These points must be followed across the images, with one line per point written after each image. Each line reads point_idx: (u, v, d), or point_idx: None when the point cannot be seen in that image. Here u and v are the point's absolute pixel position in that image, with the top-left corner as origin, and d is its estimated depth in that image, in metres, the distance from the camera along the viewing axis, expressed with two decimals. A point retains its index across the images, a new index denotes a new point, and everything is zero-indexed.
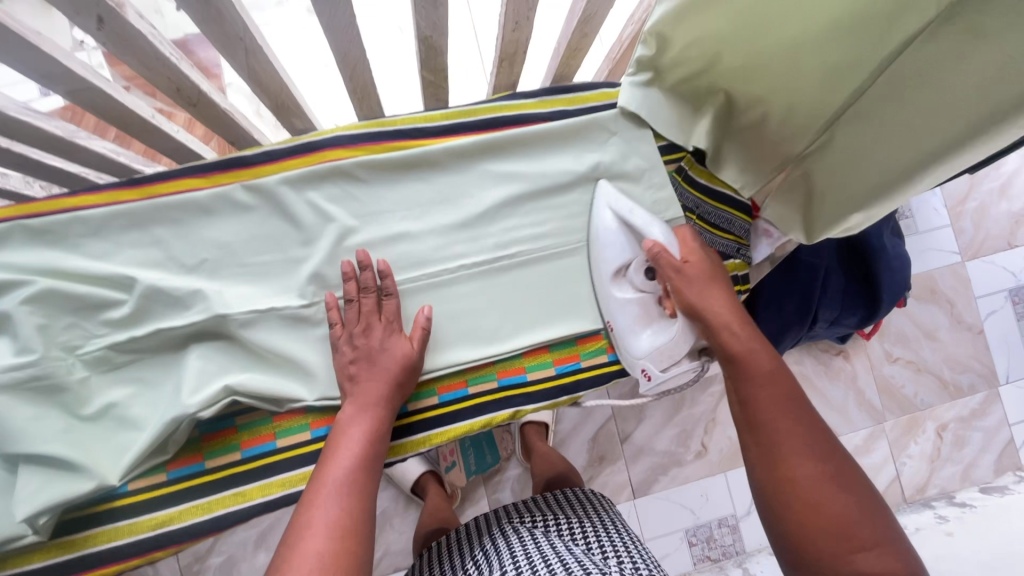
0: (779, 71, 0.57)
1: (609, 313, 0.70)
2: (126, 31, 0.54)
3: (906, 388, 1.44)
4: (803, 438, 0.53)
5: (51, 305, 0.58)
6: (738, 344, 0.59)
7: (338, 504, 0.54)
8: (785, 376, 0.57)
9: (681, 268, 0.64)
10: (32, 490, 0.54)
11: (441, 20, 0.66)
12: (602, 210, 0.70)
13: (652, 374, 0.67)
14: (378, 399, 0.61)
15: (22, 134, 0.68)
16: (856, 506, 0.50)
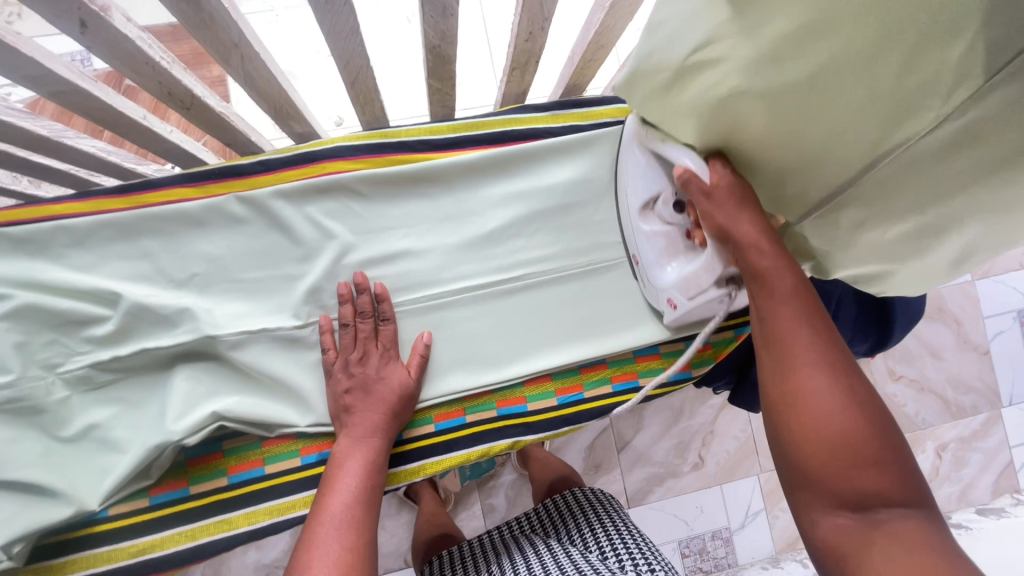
0: (752, 138, 0.44)
1: (638, 244, 0.63)
2: (113, 36, 0.50)
3: (909, 407, 1.42)
4: (819, 354, 0.44)
5: (31, 321, 0.55)
6: (761, 262, 0.47)
7: (340, 539, 0.52)
8: (808, 292, 0.47)
9: (713, 192, 0.47)
10: (8, 516, 0.51)
11: (451, 30, 0.63)
12: (631, 141, 0.60)
13: (678, 303, 0.60)
14: (377, 430, 0.60)
15: (5, 134, 0.65)
16: (868, 432, 0.42)
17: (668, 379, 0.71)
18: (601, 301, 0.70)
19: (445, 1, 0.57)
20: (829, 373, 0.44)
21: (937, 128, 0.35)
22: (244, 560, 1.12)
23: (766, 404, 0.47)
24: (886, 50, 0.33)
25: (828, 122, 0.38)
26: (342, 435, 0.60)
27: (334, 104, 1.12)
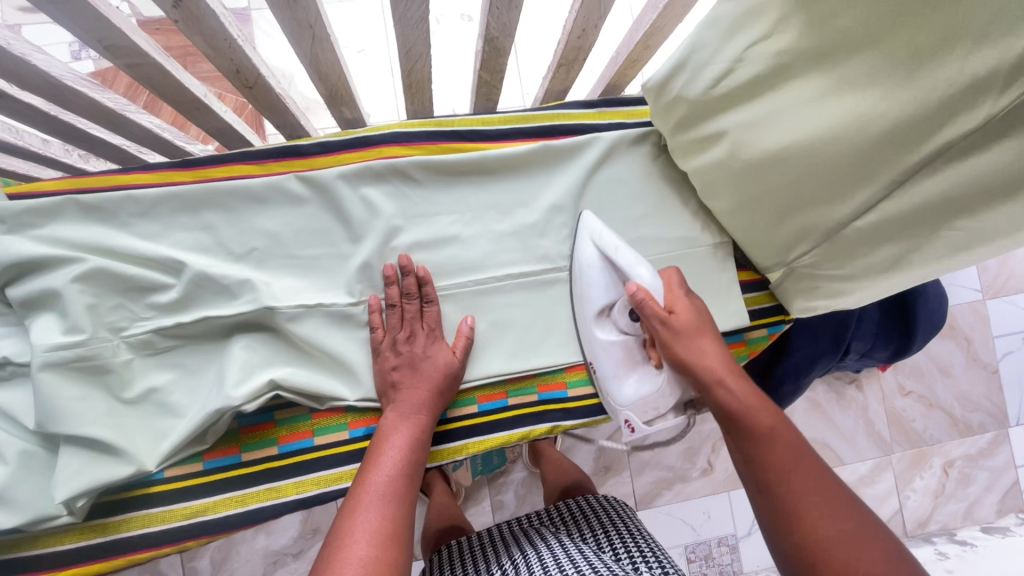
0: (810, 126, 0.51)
1: (592, 355, 0.66)
2: (200, 10, 0.52)
3: (917, 422, 1.43)
4: (814, 495, 0.48)
5: (100, 284, 0.57)
6: (734, 401, 0.54)
7: (380, 510, 0.53)
8: (786, 429, 0.53)
9: (667, 320, 0.58)
10: (71, 471, 0.53)
11: (511, 23, 0.65)
12: (583, 239, 0.66)
13: (636, 427, 0.62)
14: (422, 409, 0.61)
15: (74, 105, 0.67)
16: (881, 556, 0.44)
17: None
18: None
19: None
20: (840, 510, 0.47)
21: (983, 127, 0.41)
22: (254, 547, 1.13)
23: (784, 558, 0.48)
24: (946, 58, 0.40)
25: (874, 119, 0.46)
26: (391, 410, 0.61)
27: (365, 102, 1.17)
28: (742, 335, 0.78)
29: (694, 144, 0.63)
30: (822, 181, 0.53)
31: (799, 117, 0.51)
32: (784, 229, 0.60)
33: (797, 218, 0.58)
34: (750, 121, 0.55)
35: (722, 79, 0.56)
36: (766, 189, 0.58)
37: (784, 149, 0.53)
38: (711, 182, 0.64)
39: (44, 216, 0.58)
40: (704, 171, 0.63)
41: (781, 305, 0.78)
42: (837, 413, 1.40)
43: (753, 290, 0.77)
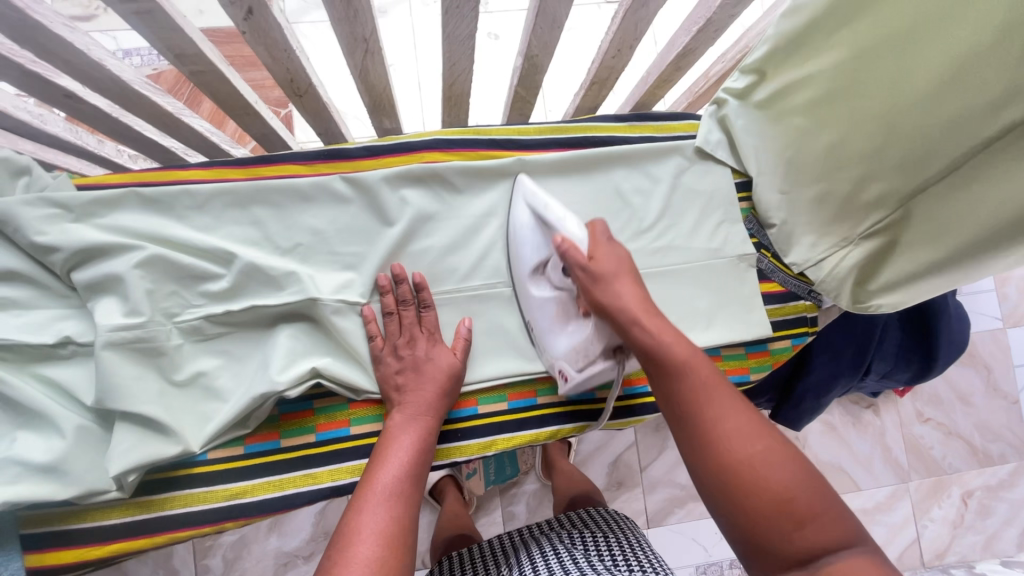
0: (881, 110, 0.62)
1: (531, 313, 0.68)
2: (268, 23, 0.57)
3: (935, 450, 1.42)
4: (727, 419, 0.51)
5: (158, 271, 0.60)
6: (648, 337, 0.55)
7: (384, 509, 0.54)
8: (701, 360, 0.54)
9: (589, 266, 0.57)
10: (125, 447, 0.55)
11: (552, 41, 0.69)
12: (518, 203, 0.68)
13: (568, 376, 0.63)
14: (428, 408, 0.62)
15: (138, 105, 0.71)
16: (788, 476, 0.47)
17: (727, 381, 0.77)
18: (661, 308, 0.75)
19: (556, 13, 0.63)
20: (748, 434, 0.50)
21: None
22: (266, 546, 1.15)
23: (705, 481, 0.51)
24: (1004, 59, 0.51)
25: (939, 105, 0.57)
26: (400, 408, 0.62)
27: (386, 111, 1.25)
28: (766, 345, 0.79)
29: (783, 118, 0.73)
30: (883, 163, 0.63)
31: (870, 105, 0.62)
32: (840, 216, 0.70)
33: (875, 183, 0.65)
34: (825, 107, 0.67)
35: (811, 67, 0.67)
36: (848, 154, 0.66)
37: (858, 129, 0.64)
38: (797, 155, 0.72)
39: (107, 206, 0.62)
40: (794, 136, 0.72)
41: (804, 317, 0.80)
42: (853, 436, 1.39)
43: (775, 302, 0.80)
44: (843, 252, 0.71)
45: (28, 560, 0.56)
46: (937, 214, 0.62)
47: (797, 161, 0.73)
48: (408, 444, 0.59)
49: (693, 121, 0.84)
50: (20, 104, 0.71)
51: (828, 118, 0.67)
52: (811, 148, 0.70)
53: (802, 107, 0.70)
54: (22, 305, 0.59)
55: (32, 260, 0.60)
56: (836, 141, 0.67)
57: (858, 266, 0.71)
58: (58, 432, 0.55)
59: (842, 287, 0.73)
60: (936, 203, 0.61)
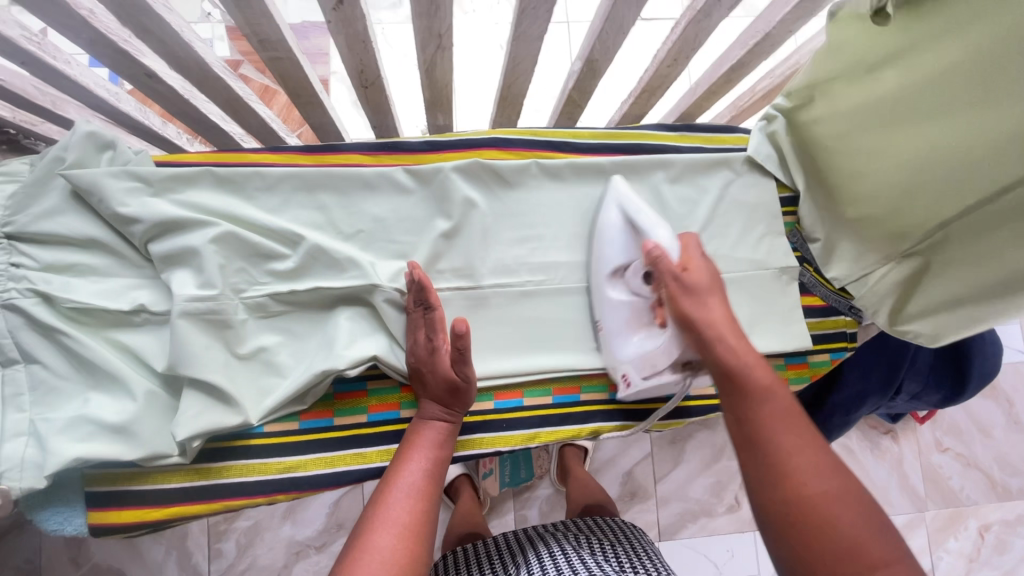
0: (916, 144, 0.64)
1: (600, 314, 0.70)
2: (353, 13, 0.59)
3: (953, 480, 1.41)
4: (804, 456, 0.49)
5: (230, 247, 0.63)
6: (734, 359, 0.54)
7: (403, 504, 0.55)
8: (782, 388, 0.53)
9: (681, 277, 0.59)
10: (193, 414, 0.58)
11: (613, 47, 0.71)
12: (610, 208, 0.71)
13: (631, 382, 0.68)
14: (444, 415, 0.63)
15: (212, 88, 0.75)
16: (860, 520, 0.46)
17: None
18: None
19: (624, 19, 0.66)
20: (825, 472, 0.48)
21: None
22: (280, 534, 1.16)
23: (769, 518, 0.49)
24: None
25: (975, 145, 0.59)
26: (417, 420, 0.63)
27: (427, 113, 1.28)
28: (806, 357, 0.79)
29: (819, 142, 0.75)
30: (916, 195, 0.66)
31: (907, 138, 0.65)
32: (876, 240, 0.73)
33: (911, 214, 0.67)
34: (860, 134, 0.69)
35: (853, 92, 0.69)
36: (883, 182, 0.68)
37: (893, 160, 0.67)
38: (832, 176, 0.75)
39: (183, 182, 0.65)
40: (829, 158, 0.74)
41: (843, 332, 0.81)
42: (870, 461, 1.39)
43: (815, 316, 0.81)
44: (885, 268, 0.73)
45: (89, 517, 0.58)
46: (970, 248, 0.64)
47: (832, 183, 0.75)
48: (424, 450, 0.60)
49: (742, 133, 0.85)
50: (99, 82, 0.75)
51: (863, 147, 0.69)
52: (845, 172, 0.73)
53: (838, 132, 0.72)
54: (100, 272, 0.62)
55: (112, 230, 0.63)
56: (870, 168, 0.69)
57: (897, 289, 0.72)
58: (131, 394, 0.58)
59: (882, 304, 0.75)
60: (970, 237, 0.63)
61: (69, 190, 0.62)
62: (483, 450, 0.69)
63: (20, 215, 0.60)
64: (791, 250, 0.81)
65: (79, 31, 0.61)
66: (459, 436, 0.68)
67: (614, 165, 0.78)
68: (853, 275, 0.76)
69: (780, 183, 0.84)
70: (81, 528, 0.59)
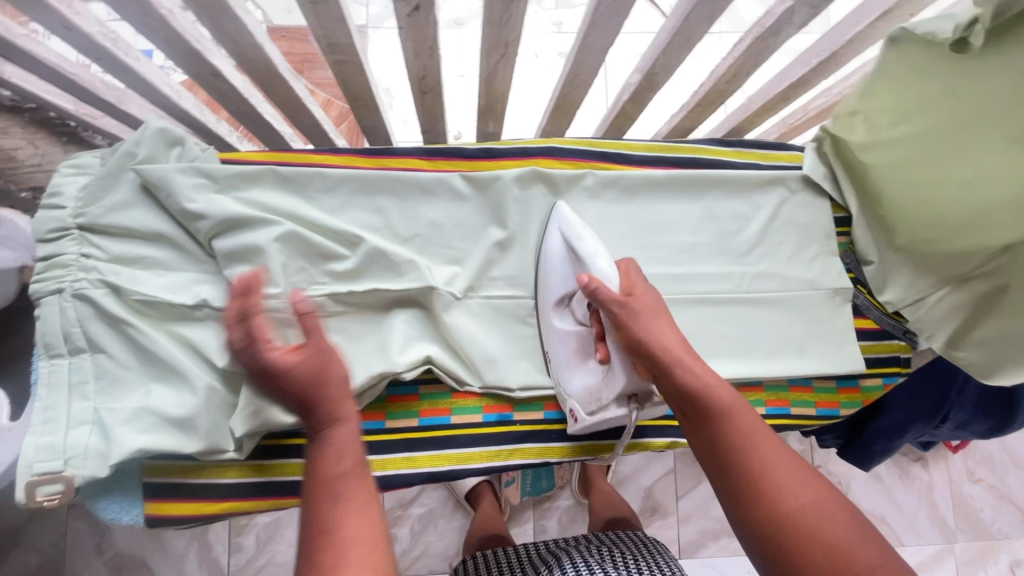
0: (952, 174, 0.65)
1: (549, 344, 0.67)
2: (427, 21, 0.60)
3: (985, 513, 1.37)
4: (775, 471, 0.51)
5: (293, 246, 0.63)
6: (693, 380, 0.55)
7: (349, 489, 0.45)
8: (740, 404, 0.55)
9: (624, 303, 0.56)
10: (252, 410, 0.59)
11: (675, 60, 0.72)
12: (553, 234, 0.67)
13: (579, 417, 0.63)
14: (341, 412, 0.48)
15: (275, 87, 0.76)
16: (844, 528, 0.47)
17: (817, 412, 0.76)
18: (752, 333, 0.75)
19: (691, 33, 0.66)
20: (798, 484, 0.50)
21: None
22: None
23: (753, 543, 0.50)
24: None
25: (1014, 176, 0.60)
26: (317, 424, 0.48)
27: (463, 119, 1.30)
28: (858, 381, 0.78)
29: (860, 168, 0.75)
30: (956, 223, 0.66)
31: (944, 167, 0.65)
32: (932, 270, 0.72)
33: (958, 245, 0.67)
34: (896, 163, 0.70)
35: (889, 121, 0.70)
36: (921, 210, 0.68)
37: (931, 189, 0.67)
38: (876, 202, 0.75)
39: (248, 180, 0.66)
40: (872, 184, 0.74)
41: (896, 357, 0.79)
42: (899, 489, 1.35)
43: (868, 339, 0.80)
44: (939, 293, 0.72)
45: (144, 509, 0.59)
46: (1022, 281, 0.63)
47: (877, 209, 0.75)
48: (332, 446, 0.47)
49: (796, 152, 0.84)
50: (163, 80, 0.77)
51: (899, 173, 0.70)
52: (885, 199, 0.72)
53: (875, 158, 0.72)
54: (164, 266, 0.63)
55: (177, 225, 0.64)
56: (908, 195, 0.69)
57: (957, 318, 0.71)
58: (189, 387, 0.59)
59: (939, 328, 0.73)
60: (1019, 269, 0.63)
61: (137, 185, 0.64)
62: (530, 460, 0.67)
63: (90, 207, 0.62)
64: (844, 271, 0.80)
65: (157, 29, 0.63)
66: (507, 446, 0.66)
67: (667, 178, 0.77)
68: (903, 301, 0.75)
69: (835, 203, 0.82)
70: (137, 518, 0.60)
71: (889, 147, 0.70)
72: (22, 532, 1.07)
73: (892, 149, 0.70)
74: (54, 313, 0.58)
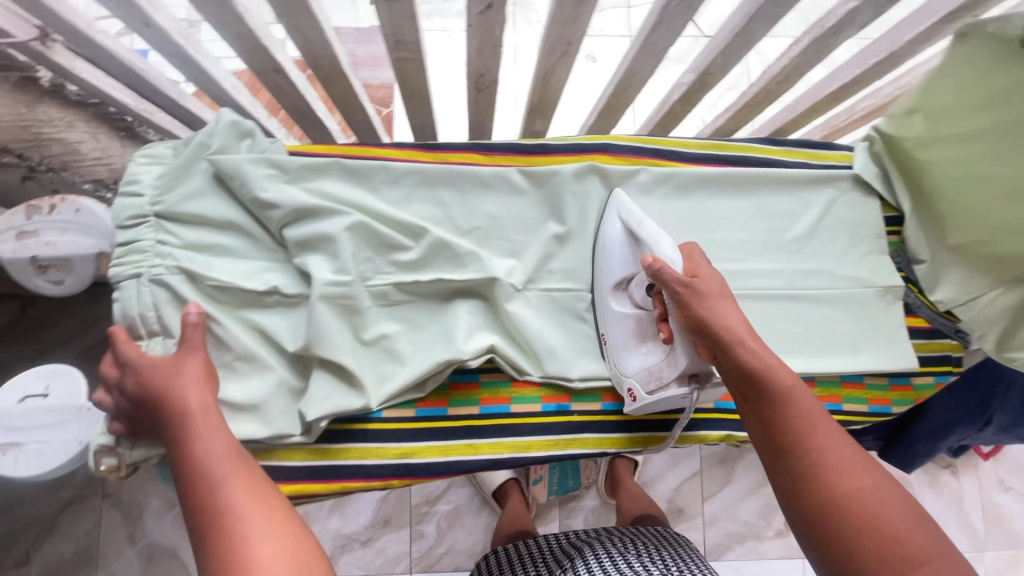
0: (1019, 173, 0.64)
1: (605, 327, 0.67)
2: (496, 19, 0.62)
3: (1016, 521, 1.35)
4: (833, 457, 0.52)
5: (362, 237, 0.65)
6: (756, 362, 0.55)
7: (227, 469, 0.48)
8: (803, 388, 0.55)
9: (689, 283, 0.57)
10: (323, 395, 0.61)
11: (732, 60, 0.73)
12: (611, 218, 0.68)
13: (638, 396, 0.64)
14: (196, 405, 0.52)
15: (336, 83, 0.78)
16: (900, 518, 0.48)
17: (868, 409, 0.77)
18: (802, 330, 0.76)
19: (753, 32, 0.67)
20: (856, 470, 0.51)
21: None
22: (326, 527, 1.19)
23: (803, 524, 0.51)
24: None
25: None
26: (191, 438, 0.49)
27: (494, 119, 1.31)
28: (910, 378, 0.79)
29: (918, 164, 0.75)
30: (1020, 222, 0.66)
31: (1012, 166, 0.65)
32: (987, 270, 0.72)
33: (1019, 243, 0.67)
34: (959, 159, 0.69)
35: (951, 120, 0.69)
36: (984, 207, 0.68)
37: (998, 186, 0.66)
38: (935, 200, 0.74)
39: (316, 172, 0.67)
40: (931, 180, 0.74)
41: (948, 356, 0.80)
42: (929, 495, 1.34)
43: (921, 337, 0.80)
44: (994, 293, 0.71)
45: None
46: None
47: (935, 206, 0.75)
48: (201, 445, 0.50)
49: (846, 151, 0.85)
50: (223, 75, 0.78)
51: (964, 171, 0.69)
52: (946, 196, 0.72)
53: (937, 154, 0.72)
54: (236, 254, 0.65)
55: (247, 214, 0.66)
56: (970, 193, 0.69)
57: (1009, 318, 0.70)
58: (267, 368, 0.63)
59: (991, 327, 0.73)
60: None
61: (210, 176, 0.65)
62: (586, 450, 0.68)
63: (167, 196, 0.63)
64: (895, 269, 0.81)
65: (232, 26, 0.65)
66: (564, 435, 0.67)
67: (718, 176, 0.78)
68: (958, 300, 0.75)
69: (886, 202, 0.83)
70: None
71: (952, 142, 0.69)
72: (55, 522, 1.03)
73: (955, 146, 0.69)
74: (131, 296, 0.61)
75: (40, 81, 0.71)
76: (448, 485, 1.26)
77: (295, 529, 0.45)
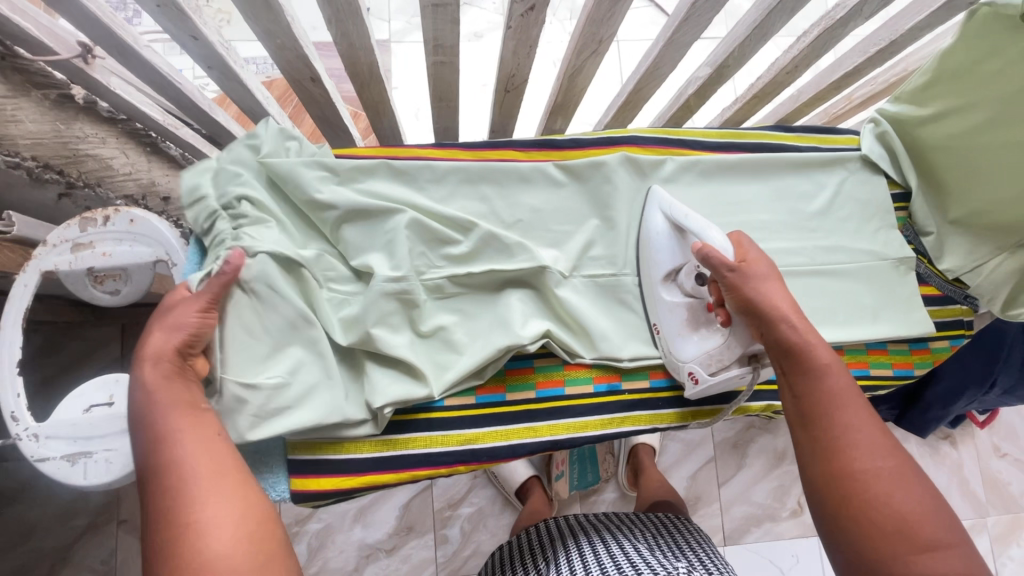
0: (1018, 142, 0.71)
1: (657, 317, 0.71)
2: (536, 21, 0.65)
3: (1012, 486, 1.42)
4: (857, 435, 0.56)
5: (414, 233, 0.67)
6: (797, 338, 0.60)
7: (180, 423, 0.51)
8: (840, 368, 0.59)
9: (737, 267, 0.61)
10: (386, 383, 0.63)
11: (748, 54, 0.78)
12: (653, 211, 0.72)
13: (700, 379, 0.66)
14: (155, 351, 0.53)
15: (370, 90, 0.81)
16: (913, 502, 0.52)
17: (894, 373, 0.83)
18: (824, 304, 0.80)
19: (771, 26, 0.72)
20: (878, 451, 0.55)
21: None
22: (350, 537, 1.18)
23: (817, 491, 0.56)
24: None
25: None
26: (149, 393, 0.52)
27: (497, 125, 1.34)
28: (928, 343, 0.84)
29: (925, 141, 0.80)
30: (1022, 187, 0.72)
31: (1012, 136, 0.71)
32: (992, 238, 0.78)
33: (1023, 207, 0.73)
34: (962, 134, 0.75)
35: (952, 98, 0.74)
36: (990, 175, 0.74)
37: (1001, 157, 0.73)
38: (942, 174, 0.80)
39: (364, 173, 0.69)
40: (938, 155, 0.80)
41: (961, 320, 0.85)
42: (931, 466, 1.40)
43: (935, 304, 0.85)
44: (997, 259, 0.78)
45: (291, 483, 0.63)
46: None
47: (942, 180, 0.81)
48: (149, 397, 0.52)
49: (852, 135, 0.90)
50: (255, 86, 0.80)
51: (966, 145, 0.76)
52: (954, 169, 0.78)
53: (942, 130, 0.77)
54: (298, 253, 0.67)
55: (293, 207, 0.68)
56: (977, 164, 0.75)
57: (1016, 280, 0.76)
58: (319, 353, 0.63)
59: (998, 291, 0.78)
60: None
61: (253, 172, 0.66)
62: (638, 427, 0.71)
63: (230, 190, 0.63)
64: (906, 243, 0.85)
65: (279, 37, 0.67)
66: (617, 413, 0.71)
67: (738, 161, 0.83)
68: (968, 266, 0.80)
69: (891, 180, 0.88)
70: (284, 492, 0.65)
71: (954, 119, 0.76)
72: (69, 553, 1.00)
73: (958, 122, 0.75)
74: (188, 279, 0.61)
75: (74, 98, 0.70)
76: (470, 486, 1.26)
77: (249, 492, 0.49)
